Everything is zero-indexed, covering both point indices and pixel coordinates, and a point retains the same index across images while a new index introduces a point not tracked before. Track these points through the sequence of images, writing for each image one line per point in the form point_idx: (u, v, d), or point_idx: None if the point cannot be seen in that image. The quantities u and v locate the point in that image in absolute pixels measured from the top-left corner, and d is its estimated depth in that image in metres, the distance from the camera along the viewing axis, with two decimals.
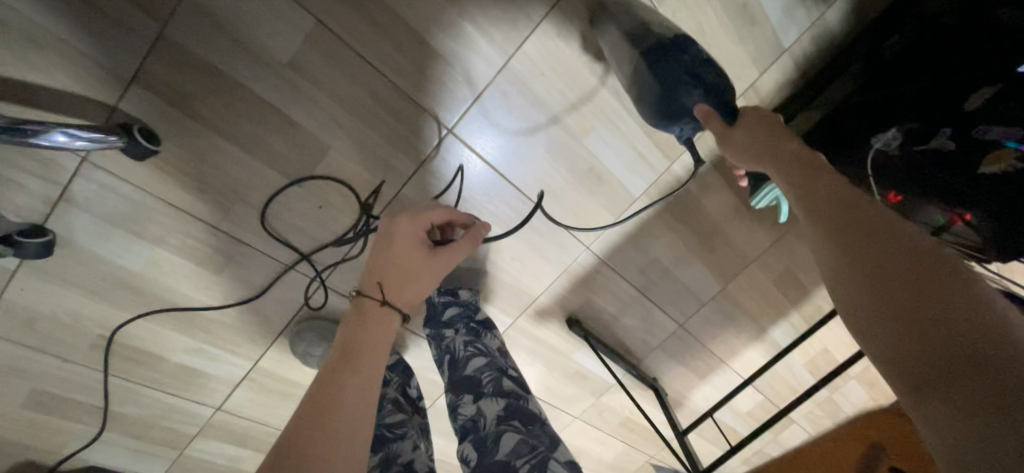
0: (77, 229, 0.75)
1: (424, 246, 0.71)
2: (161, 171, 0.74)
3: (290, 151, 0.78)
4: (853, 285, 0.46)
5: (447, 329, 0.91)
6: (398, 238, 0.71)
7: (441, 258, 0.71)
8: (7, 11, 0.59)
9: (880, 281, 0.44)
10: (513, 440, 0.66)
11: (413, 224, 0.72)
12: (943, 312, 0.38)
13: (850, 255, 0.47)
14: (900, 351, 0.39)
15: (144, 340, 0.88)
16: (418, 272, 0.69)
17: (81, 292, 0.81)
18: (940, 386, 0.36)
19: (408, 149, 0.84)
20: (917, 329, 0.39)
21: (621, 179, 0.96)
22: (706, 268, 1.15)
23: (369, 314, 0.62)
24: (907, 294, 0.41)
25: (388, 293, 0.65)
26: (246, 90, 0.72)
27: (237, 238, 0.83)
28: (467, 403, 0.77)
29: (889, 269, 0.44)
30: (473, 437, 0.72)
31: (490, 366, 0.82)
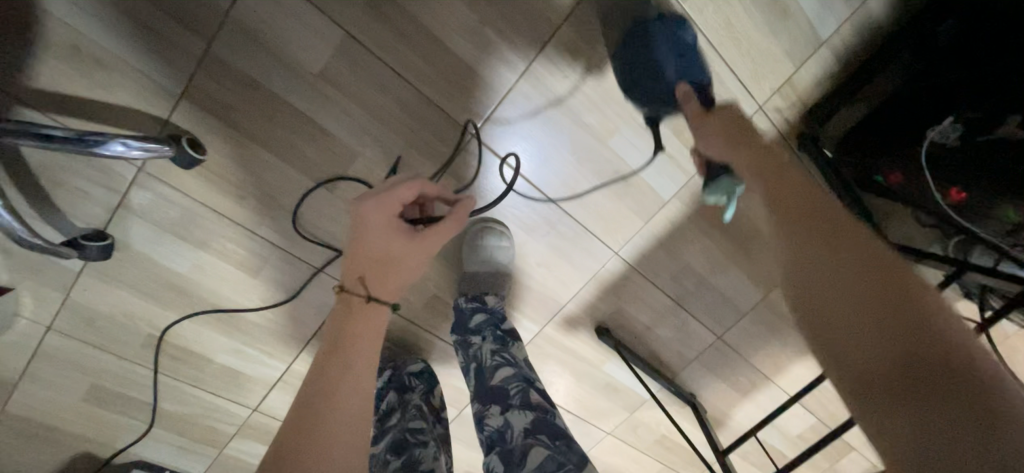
0: (132, 233, 0.82)
1: (404, 231, 0.68)
2: (205, 178, 0.80)
3: (322, 158, 0.82)
4: (825, 303, 0.54)
5: (474, 337, 0.90)
6: (376, 225, 0.67)
7: (425, 241, 0.68)
8: (78, 36, 0.66)
9: (859, 306, 0.51)
10: (540, 455, 0.65)
11: (381, 207, 0.67)
12: (912, 336, 0.48)
13: (832, 268, 0.55)
14: (872, 367, 0.49)
15: (188, 340, 0.93)
16: (400, 259, 0.68)
17: (135, 293, 0.87)
18: (915, 390, 0.46)
19: (432, 155, 0.85)
20: (892, 349, 0.48)
21: (650, 181, 0.93)
22: (745, 275, 1.09)
23: (355, 310, 0.66)
24: (877, 319, 0.50)
25: (371, 287, 0.67)
26: (281, 101, 0.77)
27: (273, 242, 0.87)
28: (495, 414, 0.77)
29: (868, 291, 0.51)
30: (500, 449, 0.71)
31: (518, 377, 0.81)
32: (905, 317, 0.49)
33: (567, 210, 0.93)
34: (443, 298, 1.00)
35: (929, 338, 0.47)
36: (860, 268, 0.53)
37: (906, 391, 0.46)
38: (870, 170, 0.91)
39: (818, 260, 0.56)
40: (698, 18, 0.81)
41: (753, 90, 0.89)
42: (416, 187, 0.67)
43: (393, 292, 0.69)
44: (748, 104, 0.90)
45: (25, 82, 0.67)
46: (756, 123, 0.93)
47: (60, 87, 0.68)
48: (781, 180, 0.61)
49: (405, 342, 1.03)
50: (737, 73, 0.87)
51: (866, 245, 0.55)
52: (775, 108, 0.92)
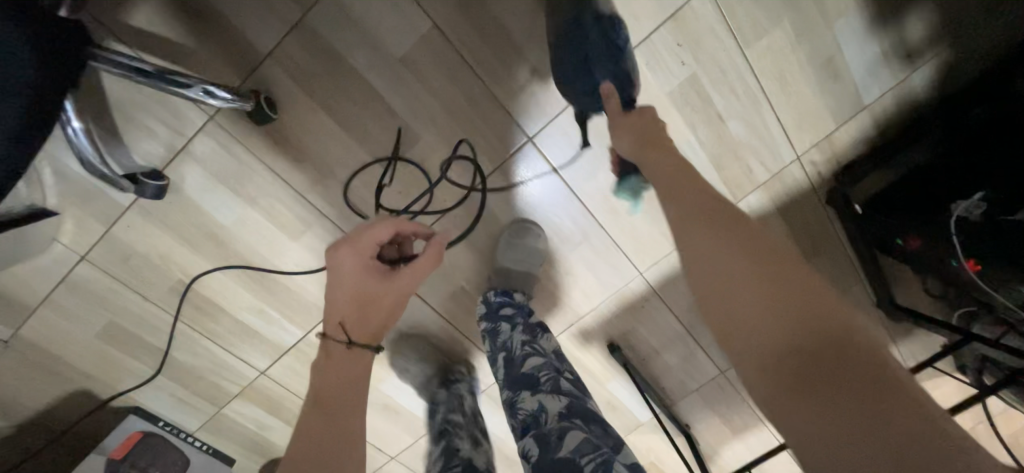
0: (187, 178, 0.84)
1: (381, 274, 0.78)
2: (270, 137, 0.82)
3: (384, 137, 0.85)
4: (721, 273, 0.49)
5: (504, 325, 0.92)
6: (354, 272, 0.76)
7: (401, 279, 0.78)
8: None
9: (746, 276, 0.47)
10: (578, 436, 0.66)
11: (358, 254, 0.77)
12: (800, 299, 0.44)
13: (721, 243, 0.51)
14: (767, 333, 0.44)
15: (215, 293, 0.94)
16: (379, 299, 0.77)
17: (176, 237, 0.88)
18: (814, 357, 0.41)
19: (488, 152, 0.89)
20: (780, 312, 0.44)
21: None
22: None
23: (336, 357, 0.72)
24: (761, 285, 0.46)
25: (351, 331, 0.74)
26: (358, 77, 0.80)
27: (320, 209, 0.90)
28: (527, 398, 0.78)
29: (751, 259, 0.48)
30: (535, 432, 0.72)
31: (548, 366, 0.83)
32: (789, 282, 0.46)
33: (604, 225, 0.98)
34: (468, 291, 1.02)
35: (813, 302, 0.44)
36: (743, 241, 0.50)
37: (800, 360, 0.41)
38: (893, 233, 0.96)
39: (711, 236, 0.52)
40: (756, 66, 0.87)
41: (794, 140, 0.95)
42: (388, 228, 0.78)
43: (373, 335, 0.76)
44: (787, 152, 0.95)
45: (127, 18, 0.70)
46: (792, 172, 0.98)
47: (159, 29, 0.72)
48: (676, 176, 0.61)
49: (424, 328, 1.05)
50: (782, 122, 0.92)
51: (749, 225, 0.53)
52: (811, 161, 0.98)
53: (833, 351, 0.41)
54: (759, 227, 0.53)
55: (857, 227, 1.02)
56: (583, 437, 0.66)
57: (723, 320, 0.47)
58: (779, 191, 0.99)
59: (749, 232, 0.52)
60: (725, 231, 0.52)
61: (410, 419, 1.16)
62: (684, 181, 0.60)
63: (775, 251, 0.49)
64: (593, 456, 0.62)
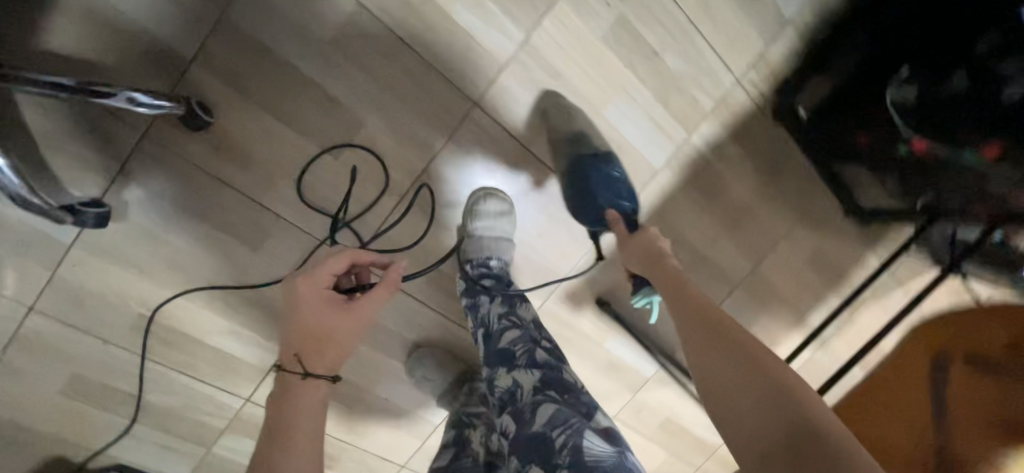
0: (131, 203, 0.80)
1: (337, 302, 0.71)
2: (211, 145, 0.80)
3: (328, 126, 0.84)
4: (715, 382, 0.56)
5: (483, 299, 0.91)
6: (308, 301, 0.70)
7: (358, 308, 0.71)
8: None
9: (732, 381, 0.55)
10: (548, 410, 0.67)
11: (313, 283, 0.71)
12: (775, 395, 0.51)
13: (712, 350, 0.59)
14: (751, 426, 0.50)
15: (181, 322, 0.90)
16: (337, 333, 0.69)
17: (128, 269, 0.84)
18: (788, 451, 0.46)
19: (437, 124, 0.88)
20: (758, 405, 0.51)
21: (642, 150, 0.99)
22: (735, 246, 1.13)
23: (290, 393, 0.64)
24: (744, 390, 0.53)
25: (306, 364, 0.66)
26: (290, 68, 0.79)
27: (277, 213, 0.87)
28: (503, 375, 0.78)
29: (737, 363, 0.56)
30: (512, 409, 0.73)
31: (524, 337, 0.81)
32: (769, 380, 0.52)
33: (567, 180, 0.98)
34: (446, 273, 1.00)
35: (783, 398, 0.50)
36: (727, 347, 0.58)
37: (778, 450, 0.47)
38: (843, 133, 1.00)
39: (709, 343, 0.60)
40: None
41: (730, 64, 0.97)
42: (341, 259, 0.73)
43: (332, 364, 0.68)
44: (726, 76, 0.98)
45: (36, 43, 0.68)
46: (735, 96, 1.01)
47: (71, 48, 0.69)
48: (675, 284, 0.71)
49: (408, 320, 1.01)
50: (715, 48, 0.95)
51: (738, 330, 0.60)
52: (751, 82, 1.01)
53: (797, 442, 0.46)
54: (743, 331, 0.60)
55: (807, 134, 1.06)
56: (554, 411, 0.67)
57: (714, 398, 0.55)
58: (728, 117, 1.01)
59: (735, 335, 0.59)
60: (715, 335, 0.60)
61: (414, 420, 1.11)
62: (681, 290, 0.69)
63: (760, 356, 0.56)
64: (563, 429, 0.64)
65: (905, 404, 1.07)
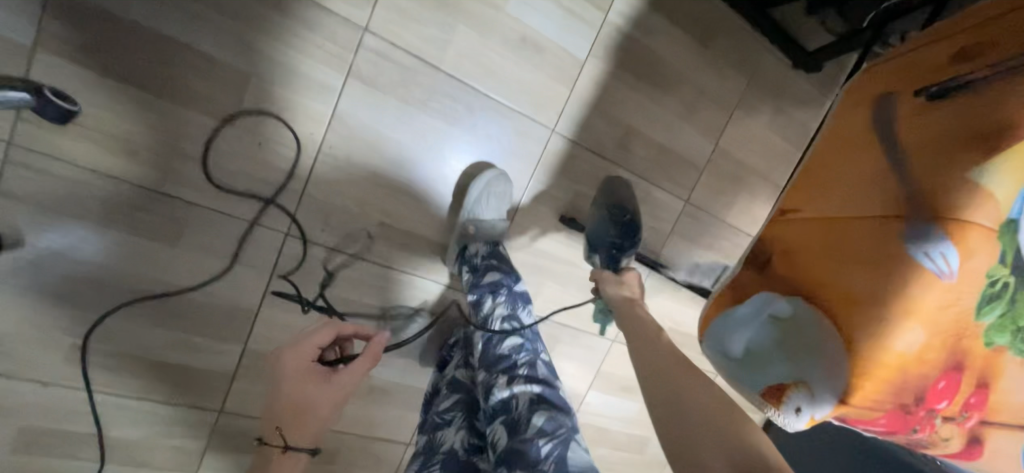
0: (21, 224, 0.74)
1: (320, 376, 0.65)
2: (89, 139, 0.73)
3: (211, 89, 0.76)
4: (673, 398, 0.59)
5: (488, 297, 0.88)
6: (284, 378, 0.65)
7: (340, 378, 0.66)
8: None
9: (688, 400, 0.58)
10: (541, 418, 0.67)
11: (299, 355, 0.67)
12: (728, 419, 0.54)
13: (669, 380, 0.62)
14: (704, 444, 0.53)
15: (121, 342, 0.83)
16: (315, 406, 0.64)
17: (42, 297, 0.77)
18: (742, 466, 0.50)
19: (330, 62, 0.80)
20: (712, 428, 0.54)
21: (561, 43, 0.92)
22: (690, 126, 1.06)
23: (265, 469, 0.61)
24: (700, 409, 0.57)
25: (289, 436, 0.63)
26: (148, 32, 0.72)
27: (186, 200, 0.80)
28: (501, 383, 0.75)
29: (694, 389, 0.59)
30: (504, 418, 0.70)
31: (525, 349, 0.81)
32: (723, 407, 0.56)
33: (490, 96, 0.91)
34: (392, 226, 0.93)
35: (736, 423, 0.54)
36: (684, 375, 0.62)
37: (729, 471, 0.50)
38: None
39: (671, 372, 0.63)
40: None
41: None
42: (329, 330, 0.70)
43: (314, 438, 0.65)
44: None
45: None
46: None
47: None
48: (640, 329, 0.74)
49: (365, 286, 0.95)
50: None
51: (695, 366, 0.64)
52: None
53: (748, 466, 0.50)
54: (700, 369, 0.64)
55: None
56: (542, 423, 0.66)
57: (668, 420, 0.58)
58: None
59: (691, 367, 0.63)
60: (672, 370, 0.64)
61: (404, 394, 1.05)
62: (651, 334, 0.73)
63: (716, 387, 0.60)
64: (550, 439, 0.64)
65: (914, 123, 0.55)
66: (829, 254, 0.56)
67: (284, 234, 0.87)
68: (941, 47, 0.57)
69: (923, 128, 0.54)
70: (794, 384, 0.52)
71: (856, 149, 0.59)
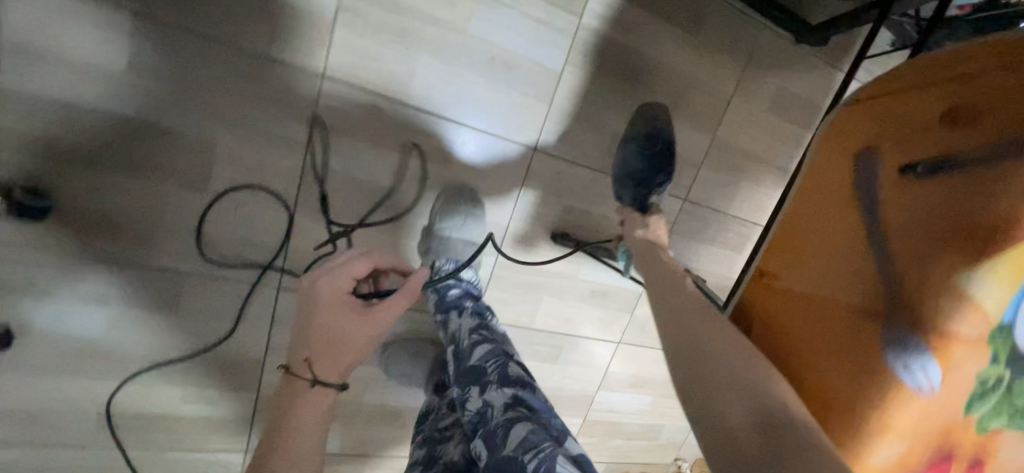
0: (24, 314, 0.76)
1: (354, 309, 0.73)
2: (69, 228, 0.74)
3: (177, 161, 0.75)
4: (704, 346, 0.53)
5: (452, 313, 0.87)
6: (315, 309, 0.72)
7: (375, 316, 0.73)
8: None
9: (714, 348, 0.52)
10: (524, 429, 0.63)
11: (334, 284, 0.74)
12: (753, 372, 0.49)
13: (704, 323, 0.56)
14: (725, 389, 0.48)
15: (143, 403, 0.89)
16: (348, 341, 0.71)
17: (61, 375, 0.82)
18: (780, 428, 0.45)
19: (293, 116, 0.77)
20: (734, 367, 0.50)
21: (533, 57, 0.85)
22: (684, 122, 0.99)
23: (300, 393, 0.69)
24: (733, 361, 0.51)
25: (316, 369, 0.70)
26: (102, 115, 0.70)
27: (176, 269, 0.81)
28: (475, 396, 0.74)
29: (728, 342, 0.53)
30: (483, 431, 0.68)
31: (494, 352, 0.78)
32: (763, 369, 0.50)
33: (466, 124, 0.87)
34: None
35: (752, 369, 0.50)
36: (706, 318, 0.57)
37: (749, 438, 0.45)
38: None
39: (695, 321, 0.57)
40: None
41: None
42: (366, 263, 0.77)
43: (338, 373, 0.71)
44: None
45: None
46: None
47: None
48: (660, 278, 0.69)
49: None
50: None
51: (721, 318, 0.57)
52: None
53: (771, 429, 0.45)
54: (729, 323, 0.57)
55: None
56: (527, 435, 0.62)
57: (693, 361, 0.52)
58: None
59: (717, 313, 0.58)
60: (696, 315, 0.58)
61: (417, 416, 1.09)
62: (674, 282, 0.66)
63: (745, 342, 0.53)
64: (534, 454, 0.59)
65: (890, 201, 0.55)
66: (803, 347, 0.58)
67: (277, 287, 0.88)
68: (929, 98, 0.55)
69: (903, 209, 0.54)
70: None
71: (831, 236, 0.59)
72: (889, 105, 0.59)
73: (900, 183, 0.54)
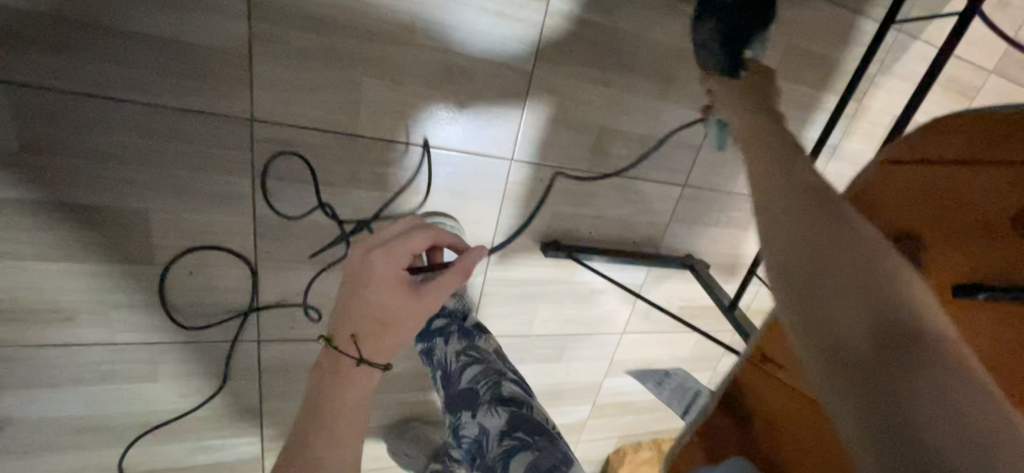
0: (0, 405, 0.74)
1: (406, 287, 0.59)
2: (17, 320, 0.69)
3: (114, 237, 0.67)
4: (809, 241, 0.34)
5: (438, 339, 0.86)
6: (361, 288, 0.58)
7: (427, 295, 0.60)
8: None
9: (806, 245, 0.34)
10: (524, 459, 0.60)
11: (389, 261, 0.59)
12: (865, 279, 0.31)
13: (801, 222, 0.36)
14: (821, 302, 0.32)
15: (148, 462, 0.88)
16: (400, 322, 0.59)
17: (58, 451, 0.81)
18: (895, 351, 0.28)
19: (230, 169, 0.68)
20: (820, 267, 0.33)
21: (498, 57, 0.73)
22: (679, 104, 0.87)
23: (343, 374, 0.58)
24: (839, 261, 0.33)
25: (363, 348, 0.58)
26: (12, 201, 0.62)
27: (145, 341, 0.77)
28: (469, 420, 0.72)
29: (828, 233, 0.34)
30: (482, 460, 0.66)
31: (486, 372, 0.77)
32: (875, 268, 0.32)
33: (427, 144, 0.75)
34: None
35: (876, 277, 0.31)
36: (805, 220, 0.36)
37: (872, 365, 0.28)
38: None
39: (800, 213, 0.37)
40: None
41: None
42: (427, 236, 0.62)
43: (385, 353, 0.60)
44: None
45: None
46: None
47: None
48: (758, 141, 0.48)
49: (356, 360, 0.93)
50: None
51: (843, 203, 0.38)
52: None
53: (883, 349, 0.28)
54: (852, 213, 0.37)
55: None
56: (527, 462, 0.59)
57: (798, 285, 0.33)
58: None
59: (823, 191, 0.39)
60: (793, 209, 0.37)
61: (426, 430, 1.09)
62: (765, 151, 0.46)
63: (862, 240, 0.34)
64: None
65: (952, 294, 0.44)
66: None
67: (256, 341, 0.83)
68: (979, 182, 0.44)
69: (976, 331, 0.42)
70: None
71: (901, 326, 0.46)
72: (954, 172, 0.46)
73: (967, 304, 0.43)
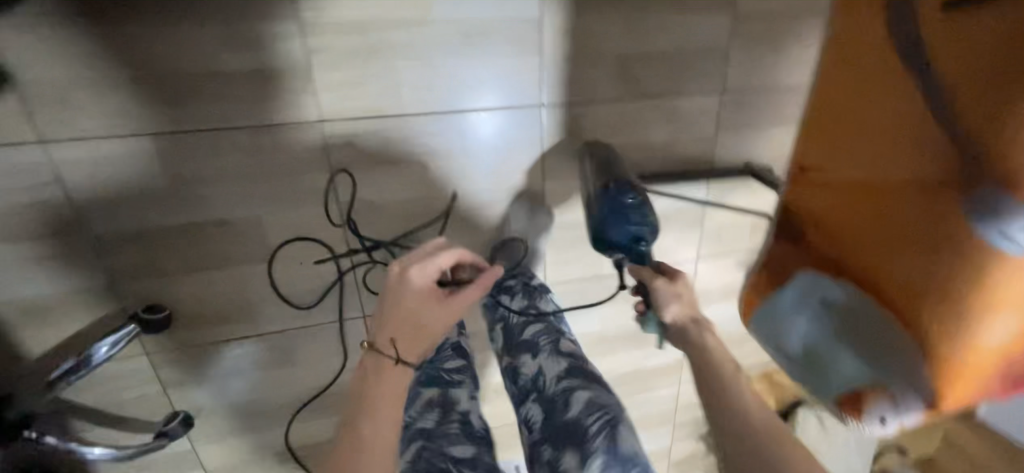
0: (192, 398, 0.94)
1: (438, 297, 0.70)
2: (190, 324, 0.88)
3: (242, 242, 0.84)
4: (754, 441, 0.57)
5: (504, 295, 0.91)
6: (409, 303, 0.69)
7: (455, 304, 0.70)
8: (34, 297, 0.80)
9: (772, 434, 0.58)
10: (585, 395, 0.69)
11: (423, 276, 0.70)
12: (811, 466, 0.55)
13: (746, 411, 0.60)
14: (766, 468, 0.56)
15: (303, 439, 1.05)
16: (432, 327, 0.69)
17: (238, 434, 1.00)
18: None
19: (312, 167, 0.82)
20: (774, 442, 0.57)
21: (506, 12, 0.80)
22: (692, 9, 0.87)
23: (381, 370, 0.67)
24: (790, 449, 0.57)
25: (400, 348, 0.67)
26: (171, 227, 0.80)
27: (280, 330, 0.93)
28: (528, 363, 0.79)
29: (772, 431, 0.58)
30: (537, 398, 0.74)
31: (548, 329, 0.83)
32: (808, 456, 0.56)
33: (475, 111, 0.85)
34: None
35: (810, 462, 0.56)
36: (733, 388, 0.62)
37: None
38: None
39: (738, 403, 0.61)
40: None
41: None
42: (453, 254, 0.72)
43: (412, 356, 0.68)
44: None
45: (39, 354, 0.83)
46: None
47: (57, 338, 0.83)
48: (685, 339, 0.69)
49: None
50: None
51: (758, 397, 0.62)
52: None
53: None
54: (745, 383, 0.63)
55: None
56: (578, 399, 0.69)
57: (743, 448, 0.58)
58: None
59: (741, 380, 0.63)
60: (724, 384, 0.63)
61: None
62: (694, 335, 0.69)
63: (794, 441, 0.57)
64: (599, 415, 0.66)
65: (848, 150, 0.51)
66: (885, 243, 0.49)
67: (363, 318, 0.96)
68: None
69: (969, 86, 0.40)
70: (870, 391, 0.50)
71: (820, 197, 0.55)
72: None
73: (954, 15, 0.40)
